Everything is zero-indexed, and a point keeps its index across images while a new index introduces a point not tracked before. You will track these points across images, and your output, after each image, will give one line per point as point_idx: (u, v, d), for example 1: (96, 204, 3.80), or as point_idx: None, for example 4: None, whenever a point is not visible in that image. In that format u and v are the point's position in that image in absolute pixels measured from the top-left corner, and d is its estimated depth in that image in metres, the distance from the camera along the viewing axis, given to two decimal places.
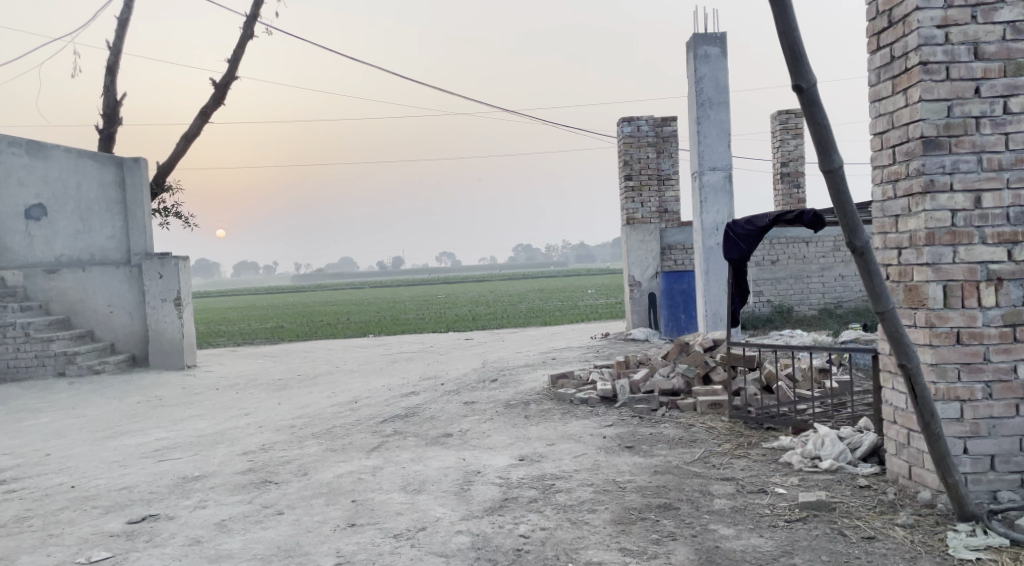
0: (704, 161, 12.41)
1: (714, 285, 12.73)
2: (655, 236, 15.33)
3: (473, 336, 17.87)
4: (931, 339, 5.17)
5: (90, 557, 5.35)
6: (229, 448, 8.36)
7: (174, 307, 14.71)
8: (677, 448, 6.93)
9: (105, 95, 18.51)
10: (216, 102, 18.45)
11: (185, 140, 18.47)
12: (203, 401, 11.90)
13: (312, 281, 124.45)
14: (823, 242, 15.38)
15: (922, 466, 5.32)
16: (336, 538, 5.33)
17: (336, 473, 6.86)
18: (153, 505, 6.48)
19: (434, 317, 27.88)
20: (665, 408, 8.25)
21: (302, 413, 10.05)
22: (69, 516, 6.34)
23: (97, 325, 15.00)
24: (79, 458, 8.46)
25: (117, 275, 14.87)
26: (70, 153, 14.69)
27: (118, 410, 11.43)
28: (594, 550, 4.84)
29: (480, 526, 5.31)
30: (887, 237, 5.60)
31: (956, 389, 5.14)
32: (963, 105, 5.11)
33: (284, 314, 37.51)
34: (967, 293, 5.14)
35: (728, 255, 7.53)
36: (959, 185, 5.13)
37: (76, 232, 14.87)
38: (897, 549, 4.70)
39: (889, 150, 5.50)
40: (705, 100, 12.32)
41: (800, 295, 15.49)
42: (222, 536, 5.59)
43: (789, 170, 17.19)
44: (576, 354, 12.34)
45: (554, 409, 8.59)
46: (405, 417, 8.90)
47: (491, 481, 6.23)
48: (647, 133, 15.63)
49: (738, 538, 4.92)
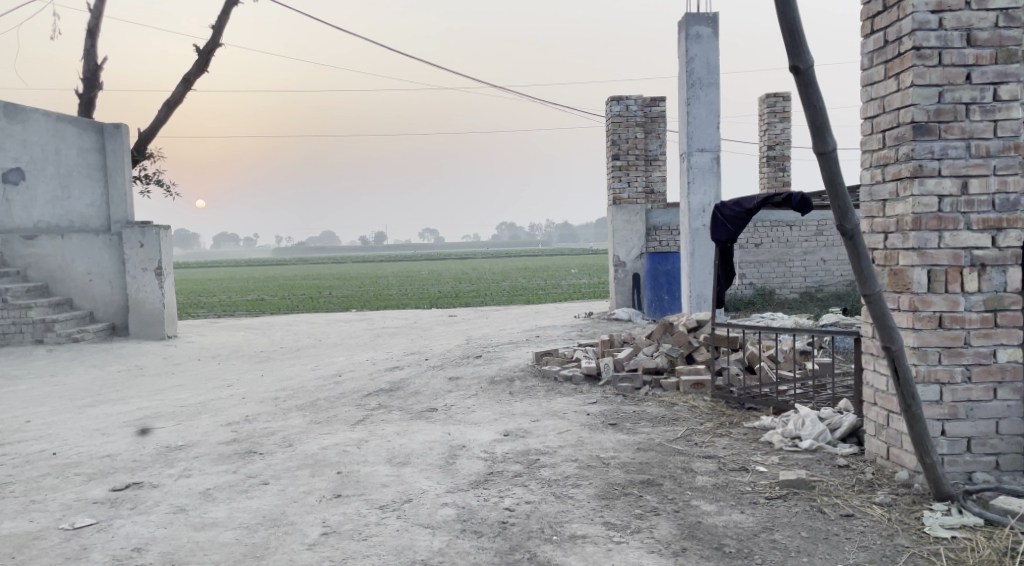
0: (693, 142, 12.45)
1: (699, 266, 12.80)
2: (641, 217, 15.38)
3: (456, 313, 17.86)
4: (914, 322, 5.25)
5: (73, 523, 5.34)
6: (211, 419, 8.34)
7: (155, 277, 14.62)
8: (660, 426, 7.01)
9: (85, 59, 18.20)
10: (199, 68, 18.21)
11: (168, 107, 18.23)
12: (184, 372, 11.85)
13: (292, 254, 123.83)
14: (807, 226, 15.56)
15: (900, 447, 5.42)
16: (323, 508, 5.36)
17: (321, 445, 6.88)
18: (136, 473, 6.48)
19: (417, 293, 27.84)
20: (648, 387, 8.33)
21: (285, 386, 10.04)
22: (51, 482, 6.32)
23: (77, 294, 14.82)
24: (60, 426, 8.42)
25: (96, 243, 14.73)
26: (49, 117, 14.43)
27: (99, 379, 11.36)
28: (579, 523, 4.91)
29: (466, 499, 5.37)
30: (874, 221, 5.66)
31: (936, 372, 5.23)
32: (954, 91, 5.16)
33: (264, 287, 37.24)
34: (951, 278, 5.22)
35: (716, 236, 7.57)
36: (947, 171, 5.19)
37: (55, 198, 14.66)
38: (875, 527, 4.79)
39: (879, 135, 5.55)
40: (695, 80, 12.33)
41: (782, 278, 15.64)
42: (207, 505, 5.61)
43: (776, 153, 17.27)
44: (560, 332, 12.40)
45: (539, 386, 8.65)
46: (389, 391, 8.92)
47: (476, 455, 6.27)
48: (636, 113, 15.62)
49: (720, 514, 5.00)
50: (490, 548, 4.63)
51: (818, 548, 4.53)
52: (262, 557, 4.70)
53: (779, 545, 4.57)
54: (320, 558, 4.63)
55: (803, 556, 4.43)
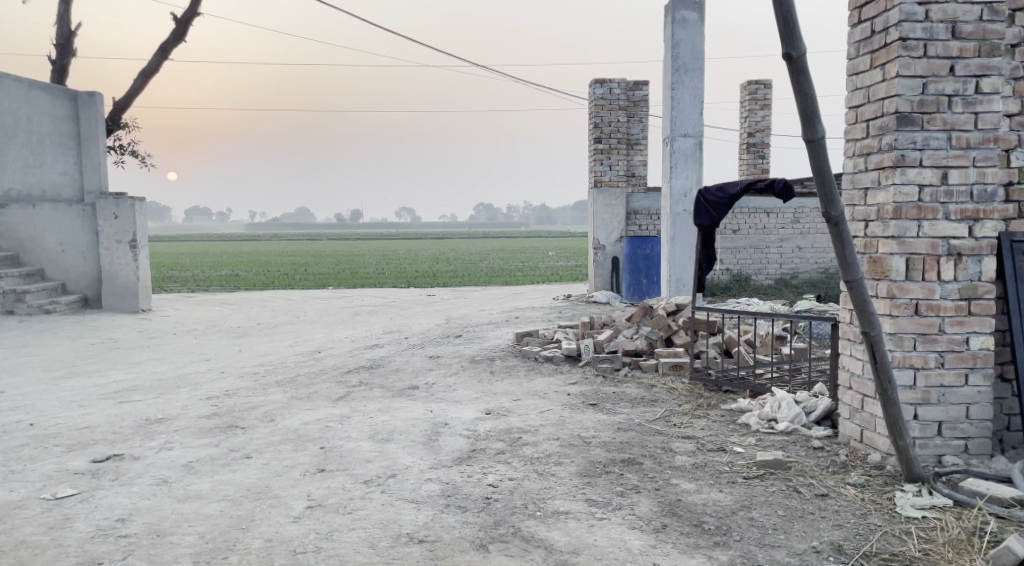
0: (676, 127, 12.52)
1: (679, 250, 12.90)
2: (621, 200, 15.46)
3: (434, 293, 17.87)
4: (892, 309, 5.38)
5: (55, 494, 5.33)
6: (191, 392, 8.32)
7: (129, 249, 14.48)
8: (639, 407, 7.12)
9: (58, 24, 17.82)
10: (176, 38, 17.93)
11: (144, 76, 17.94)
12: (160, 345, 11.77)
13: (265, 230, 122.69)
14: (784, 214, 15.77)
15: (873, 429, 5.57)
16: (308, 482, 5.40)
17: (303, 421, 6.90)
18: (117, 445, 6.46)
19: (394, 271, 27.75)
20: (627, 368, 8.43)
21: (264, 361, 10.02)
22: (29, 453, 6.29)
23: (48, 264, 14.65)
24: (36, 397, 8.35)
25: (67, 214, 14.54)
26: (22, 84, 14.06)
27: (73, 351, 11.25)
28: (562, 500, 4.99)
29: (449, 475, 5.43)
30: (855, 209, 5.77)
31: (911, 357, 5.37)
32: (938, 82, 5.27)
33: (239, 262, 36.90)
34: (928, 267, 5.35)
35: (698, 221, 7.66)
36: (928, 161, 5.31)
37: (26, 165, 14.27)
38: (848, 506, 4.94)
39: (863, 124, 5.65)
40: (680, 65, 12.37)
41: (758, 265, 15.84)
42: (190, 477, 5.62)
43: (756, 140, 17.42)
44: (539, 314, 12.48)
45: (519, 365, 8.74)
46: (370, 369, 8.96)
47: (459, 433, 6.34)
48: (619, 96, 15.66)
49: (700, 493, 5.11)
50: (475, 522, 4.70)
51: (794, 526, 4.66)
52: (247, 529, 4.74)
53: (757, 522, 4.69)
54: (306, 530, 4.68)
55: (779, 533, 4.56)
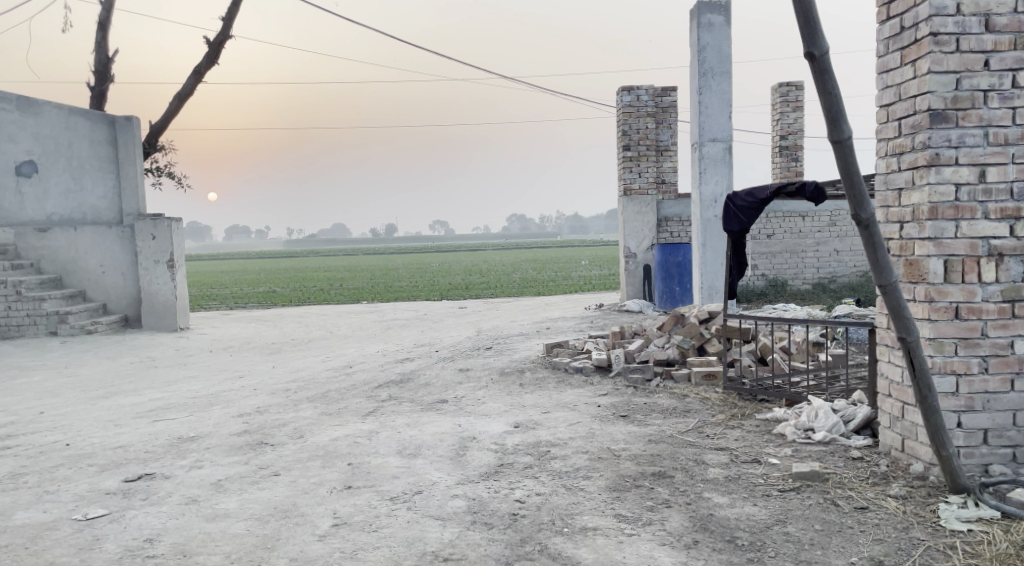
0: (705, 132, 12.36)
1: (711, 257, 12.71)
2: (652, 207, 15.32)
3: (467, 305, 17.85)
4: (930, 313, 5.19)
5: (86, 514, 5.36)
6: (223, 410, 8.36)
7: (167, 269, 14.66)
8: (671, 418, 6.98)
9: (96, 51, 18.24)
10: (210, 61, 18.24)
11: (179, 99, 18.26)
12: (196, 363, 11.89)
13: (302, 246, 124.35)
14: (821, 216, 15.47)
15: (915, 438, 5.37)
16: (334, 500, 5.35)
17: (332, 436, 6.88)
18: (149, 463, 6.50)
19: (428, 284, 27.84)
20: (659, 378, 8.28)
21: (296, 377, 10.05)
22: (64, 473, 6.35)
23: (89, 285, 14.87)
24: (73, 417, 8.46)
25: (108, 236, 14.73)
26: (61, 110, 14.43)
27: (112, 370, 11.41)
28: (590, 515, 4.88)
29: (476, 491, 5.35)
30: (889, 210, 5.59)
31: (952, 363, 5.17)
32: (972, 77, 5.08)
33: (276, 278, 37.31)
34: (968, 269, 5.15)
35: (728, 227, 7.52)
36: (964, 159, 5.12)
37: (68, 190, 14.69)
38: (889, 519, 4.74)
39: (894, 123, 5.47)
40: (706, 70, 12.22)
41: (794, 270, 15.54)
42: (219, 496, 5.61)
43: (789, 143, 17.15)
44: (571, 324, 12.37)
45: (549, 377, 8.64)
46: (400, 383, 8.92)
47: (487, 447, 6.25)
48: (647, 103, 15.48)
49: (733, 507, 4.95)
50: (501, 540, 4.61)
51: (832, 541, 4.49)
52: (273, 548, 4.70)
53: (793, 537, 4.52)
54: (330, 549, 4.63)
55: (817, 549, 4.39)
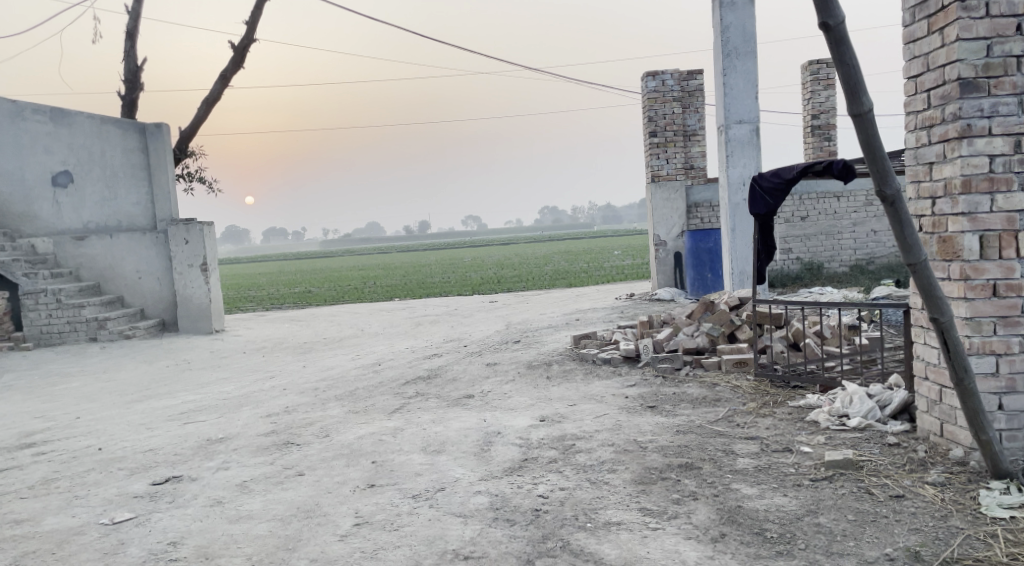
0: (730, 114, 12.11)
1: (740, 242, 12.48)
2: (680, 194, 15.06)
3: (498, 299, 17.77)
4: (966, 292, 4.97)
5: (113, 518, 5.39)
6: (253, 411, 8.39)
7: (201, 273, 14.79)
8: (701, 408, 6.82)
9: (125, 61, 18.47)
10: (235, 65, 18.38)
11: (207, 105, 18.43)
12: (230, 365, 11.99)
13: (338, 246, 125.59)
14: (855, 196, 15.08)
15: (954, 422, 5.15)
16: (356, 499, 5.31)
17: (357, 435, 6.85)
18: (177, 466, 6.53)
19: (461, 280, 27.86)
20: (688, 367, 8.12)
21: (326, 376, 10.07)
22: (95, 477, 6.41)
23: (127, 291, 15.07)
24: (107, 421, 8.56)
25: (143, 242, 14.94)
26: (93, 120, 14.63)
27: (147, 374, 11.55)
28: (614, 510, 4.76)
29: (499, 487, 5.27)
30: (920, 186, 5.35)
31: (991, 343, 4.95)
32: (1004, 43, 4.85)
33: (312, 279, 37.52)
34: (1005, 244, 4.93)
35: (754, 210, 7.31)
36: (998, 129, 4.88)
37: (102, 199, 14.89)
38: (927, 508, 4.55)
39: (923, 95, 5.23)
40: (730, 50, 11.94)
41: (830, 252, 15.19)
42: (243, 497, 5.61)
43: (821, 122, 16.75)
44: (601, 315, 12.22)
45: (577, 369, 8.51)
46: (427, 379, 8.87)
47: (511, 442, 6.16)
48: (672, 88, 15.21)
49: (762, 498, 4.80)
50: (523, 536, 4.52)
51: (866, 531, 4.31)
52: (294, 549, 4.67)
53: (824, 529, 4.36)
54: (351, 549, 4.58)
55: (849, 540, 4.22)
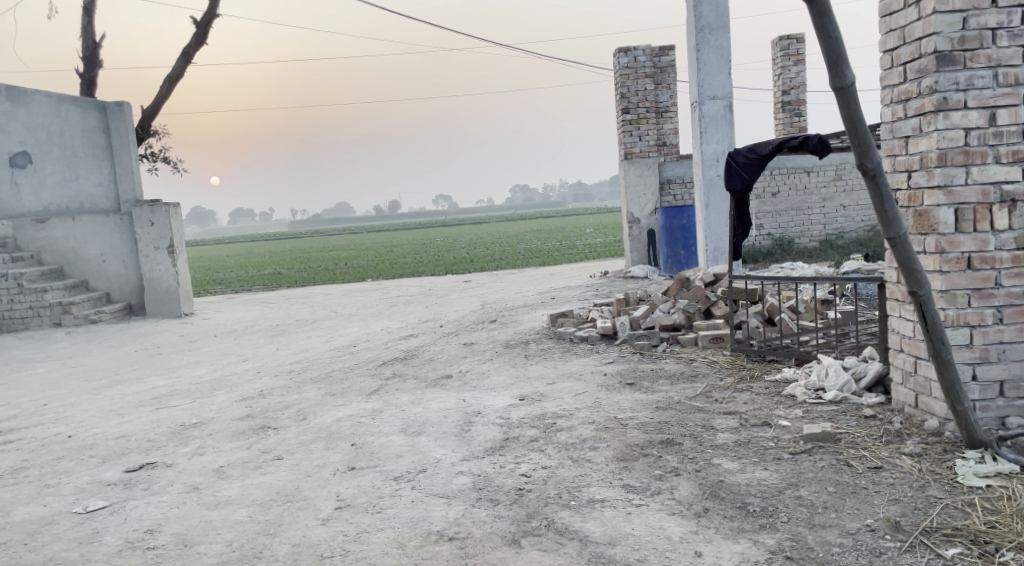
0: (704, 90, 12.10)
1: (714, 218, 12.52)
2: (654, 170, 15.11)
3: (472, 278, 17.70)
4: (942, 265, 5.01)
5: (86, 507, 5.28)
6: (227, 394, 8.28)
7: (168, 255, 14.52)
8: (679, 384, 6.85)
9: (83, 37, 17.96)
10: (198, 40, 17.96)
11: (169, 82, 18.03)
12: (201, 348, 11.81)
13: (306, 227, 124.39)
14: (825, 171, 15.20)
15: (929, 394, 5.22)
16: (337, 482, 5.26)
17: (336, 417, 6.79)
18: (151, 452, 6.42)
19: (434, 259, 27.72)
20: (665, 343, 8.15)
21: (300, 358, 9.96)
22: (65, 466, 6.28)
23: (91, 275, 14.81)
24: (76, 407, 8.39)
25: (107, 225, 14.63)
26: (51, 98, 14.17)
27: (115, 359, 11.34)
28: (597, 487, 4.77)
29: (482, 467, 5.24)
30: (896, 160, 5.39)
31: (966, 315, 5.01)
32: (980, 16, 4.86)
33: (283, 261, 37.11)
34: (980, 217, 4.97)
35: (730, 185, 7.30)
36: (974, 102, 4.91)
37: (63, 180, 14.48)
38: (905, 478, 4.61)
39: (899, 68, 5.24)
40: (704, 25, 11.89)
41: (801, 227, 15.34)
42: (220, 483, 5.53)
43: (791, 98, 16.82)
44: (576, 293, 12.21)
45: (554, 348, 8.50)
46: (404, 360, 8.80)
47: (491, 422, 6.14)
48: (645, 64, 15.10)
49: (742, 472, 4.83)
50: (506, 516, 4.51)
51: (847, 503, 4.36)
52: (275, 534, 4.61)
53: (805, 502, 4.39)
54: (333, 533, 4.53)
55: (831, 512, 4.26)
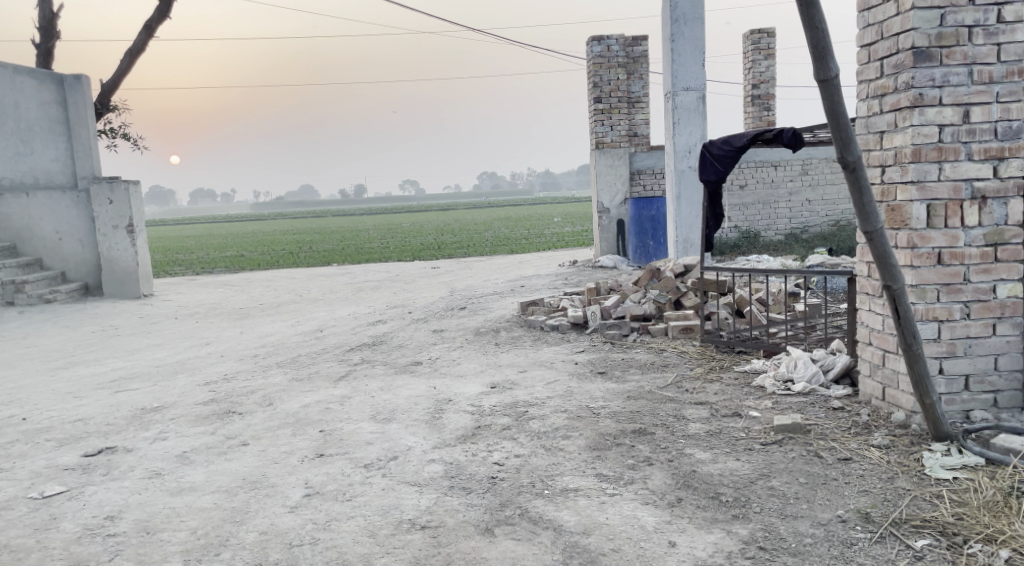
0: (678, 81, 12.11)
1: (685, 209, 12.56)
2: (624, 160, 15.12)
3: (440, 265, 17.57)
4: (913, 260, 5.07)
5: (43, 492, 5.12)
6: (189, 378, 8.11)
7: (127, 234, 14.20)
8: (650, 373, 6.86)
9: (40, 7, 17.39)
10: (161, 15, 17.51)
11: (131, 56, 17.57)
12: (161, 331, 11.56)
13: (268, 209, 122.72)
14: (792, 166, 15.35)
15: (896, 387, 5.28)
16: (305, 469, 5.17)
17: (303, 403, 6.67)
18: (110, 437, 6.25)
19: (400, 245, 27.47)
20: (636, 333, 8.18)
21: (265, 342, 9.80)
22: (21, 449, 6.09)
23: (46, 253, 14.42)
24: (30, 389, 8.16)
25: (63, 201, 14.24)
26: (5, 69, 13.60)
27: (71, 340, 11.04)
28: (570, 476, 4.75)
29: (454, 454, 5.19)
30: (870, 155, 5.43)
31: (935, 310, 5.07)
32: (957, 13, 4.90)
33: (244, 243, 36.55)
34: (951, 213, 5.03)
35: (704, 176, 7.29)
36: (948, 99, 4.96)
37: (17, 154, 13.96)
38: (874, 470, 4.66)
39: (877, 63, 5.27)
40: (679, 15, 11.85)
41: (767, 221, 15.50)
42: (184, 469, 5.40)
43: (760, 92, 16.95)
44: (545, 281, 12.19)
45: (525, 336, 8.46)
46: (372, 346, 8.70)
47: (463, 409, 6.08)
48: (617, 54, 15.12)
49: (715, 462, 4.85)
50: (479, 504, 4.47)
51: (818, 494, 4.39)
52: (242, 522, 4.51)
53: (778, 492, 4.42)
54: (302, 521, 4.45)
55: (802, 503, 4.29)
